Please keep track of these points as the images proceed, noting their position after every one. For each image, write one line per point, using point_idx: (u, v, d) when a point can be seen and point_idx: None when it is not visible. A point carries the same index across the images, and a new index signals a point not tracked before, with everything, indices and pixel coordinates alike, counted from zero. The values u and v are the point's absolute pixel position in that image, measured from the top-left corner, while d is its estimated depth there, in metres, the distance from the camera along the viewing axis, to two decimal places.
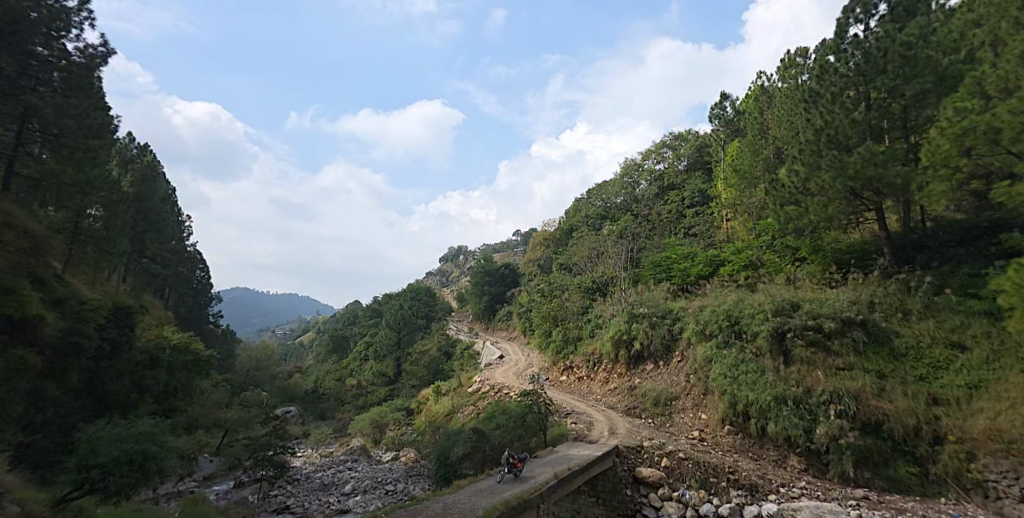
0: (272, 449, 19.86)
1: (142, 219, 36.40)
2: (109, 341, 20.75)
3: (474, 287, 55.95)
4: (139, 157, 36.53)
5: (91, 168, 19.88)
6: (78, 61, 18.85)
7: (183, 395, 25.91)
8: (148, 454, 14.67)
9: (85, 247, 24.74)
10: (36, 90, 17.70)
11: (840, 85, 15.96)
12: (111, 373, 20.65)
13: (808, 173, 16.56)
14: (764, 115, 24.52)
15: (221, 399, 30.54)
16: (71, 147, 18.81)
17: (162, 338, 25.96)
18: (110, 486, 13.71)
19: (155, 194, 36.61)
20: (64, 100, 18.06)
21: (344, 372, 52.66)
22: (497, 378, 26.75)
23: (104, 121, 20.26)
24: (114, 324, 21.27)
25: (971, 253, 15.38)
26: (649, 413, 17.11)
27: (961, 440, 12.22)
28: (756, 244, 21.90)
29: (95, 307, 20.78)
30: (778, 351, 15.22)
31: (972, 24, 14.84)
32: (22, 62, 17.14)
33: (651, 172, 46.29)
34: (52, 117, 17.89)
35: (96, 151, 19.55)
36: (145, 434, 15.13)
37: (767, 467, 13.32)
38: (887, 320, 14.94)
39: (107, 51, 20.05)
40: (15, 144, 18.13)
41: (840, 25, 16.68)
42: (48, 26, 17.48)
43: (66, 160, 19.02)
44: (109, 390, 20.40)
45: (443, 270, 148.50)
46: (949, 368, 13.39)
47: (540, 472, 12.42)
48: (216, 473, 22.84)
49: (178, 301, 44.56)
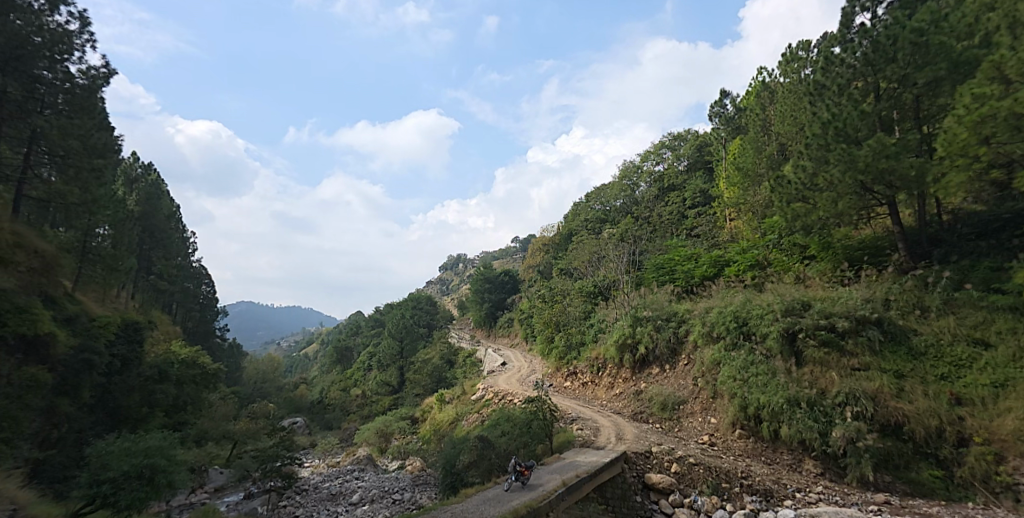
0: (281, 460, 19.16)
1: (147, 237, 35.98)
2: (120, 357, 20.06)
3: (474, 294, 55.58)
4: (145, 176, 36.57)
5: (95, 187, 20.29)
6: (81, 83, 19.12)
7: (192, 408, 24.90)
8: (158, 467, 14.03)
9: (95, 266, 24.23)
10: (42, 114, 18.19)
11: (848, 76, 15.75)
12: (123, 388, 19.79)
13: (817, 167, 16.16)
14: (766, 111, 24.15)
15: (227, 411, 30.53)
16: (77, 167, 19.25)
17: (170, 353, 25.07)
18: (121, 501, 13.09)
19: (160, 212, 36.09)
20: (68, 121, 18.51)
21: (349, 382, 52.95)
22: (500, 385, 26.35)
23: (107, 140, 20.56)
24: (123, 340, 20.56)
25: (992, 246, 14.94)
26: (656, 418, 16.63)
27: (988, 441, 11.77)
28: (761, 243, 21.52)
29: (105, 323, 20.53)
30: (790, 353, 14.77)
31: (986, 8, 14.32)
32: (29, 87, 17.62)
33: (650, 173, 46.03)
34: (57, 139, 18.38)
35: (101, 171, 20.10)
36: (153, 448, 14.46)
37: (782, 471, 12.82)
38: (903, 318, 14.52)
39: (107, 72, 20.47)
40: (23, 168, 18.61)
41: (845, 14, 16.39)
42: (51, 49, 17.79)
43: (72, 181, 19.35)
44: (121, 405, 19.57)
45: (443, 277, 148.53)
46: (973, 367, 12.93)
47: (548, 479, 11.93)
48: (226, 485, 22.28)
49: (186, 317, 44.06)
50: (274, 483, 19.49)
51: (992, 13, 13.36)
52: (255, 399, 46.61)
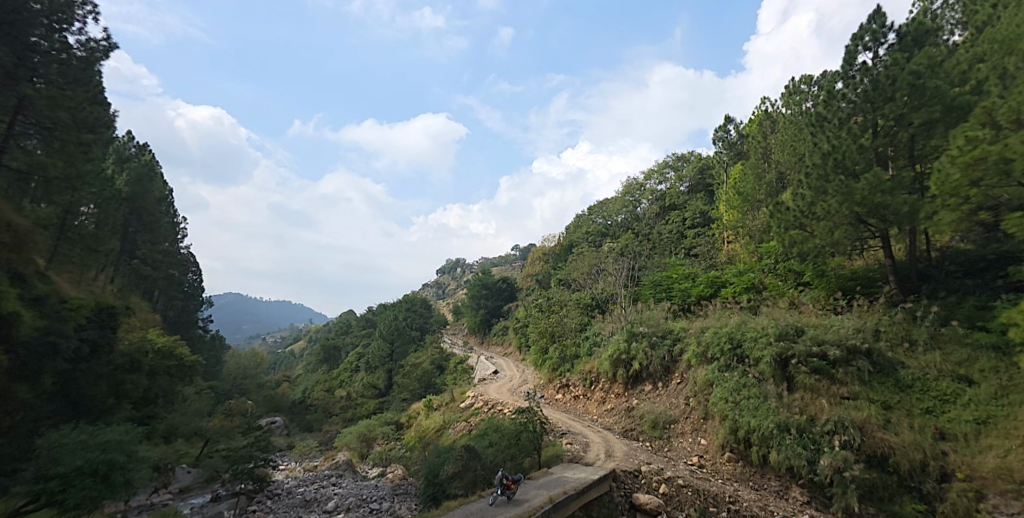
0: (252, 462, 19.24)
1: (133, 219, 35.97)
2: (89, 343, 19.88)
3: (470, 300, 55.43)
4: (138, 156, 36.36)
5: (82, 161, 19.01)
6: (79, 55, 17.92)
7: (162, 401, 24.93)
8: (114, 465, 14.62)
9: (73, 246, 23.73)
10: (34, 83, 16.90)
11: (848, 111, 16.14)
12: (88, 377, 19.66)
13: (816, 197, 16.46)
14: (767, 139, 24.74)
15: (200, 407, 30.39)
16: (64, 140, 17.89)
17: (146, 340, 25.09)
18: (69, 500, 13.60)
19: (148, 196, 35.84)
20: (59, 92, 17.17)
21: (334, 382, 52.70)
22: (491, 394, 26.40)
23: (103, 116, 19.19)
24: (94, 325, 20.41)
25: (978, 285, 15.28)
26: (646, 436, 16.69)
27: (969, 478, 11.86)
28: (758, 266, 21.75)
29: (76, 306, 20.01)
30: (781, 378, 14.85)
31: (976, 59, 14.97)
32: (21, 54, 16.29)
33: (652, 192, 46.35)
34: (45, 110, 17.02)
35: (89, 146, 18.70)
36: (110, 444, 15.27)
37: (769, 498, 12.82)
38: (892, 350, 14.67)
39: (111, 45, 19.03)
40: (5, 136, 16.93)
41: (848, 51, 16.73)
42: (49, 17, 16.76)
43: (57, 153, 18.15)
44: (84, 395, 19.58)
45: (441, 282, 148.70)
46: (957, 402, 13.10)
47: (534, 495, 11.99)
48: (191, 486, 22.27)
49: (168, 305, 43.96)
50: (244, 486, 19.58)
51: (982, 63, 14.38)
52: (233, 397, 46.32)
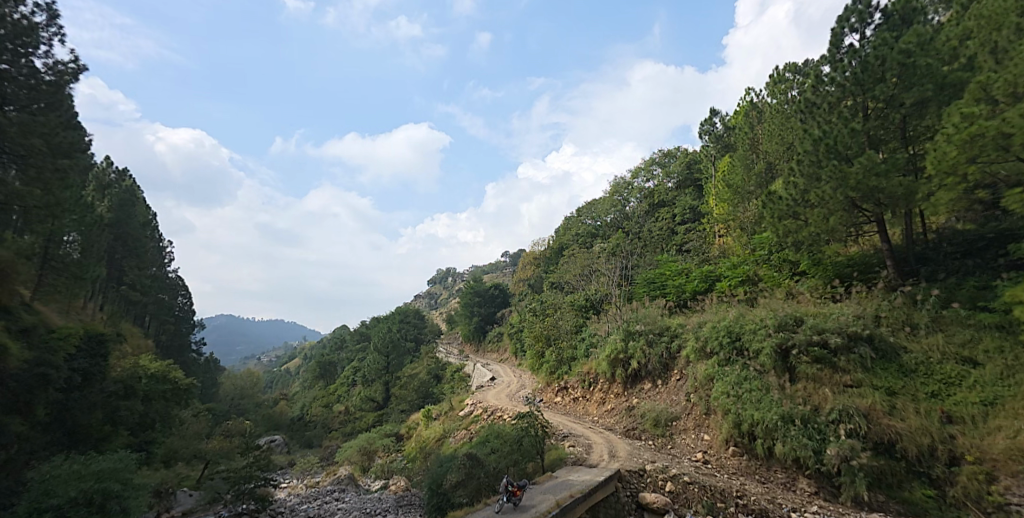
0: (254, 482, 18.70)
1: (119, 245, 34.90)
2: (80, 372, 19.25)
3: (463, 308, 54.78)
4: (119, 182, 35.20)
5: (60, 190, 17.58)
6: (48, 79, 16.83)
7: (161, 427, 24.38)
8: (110, 493, 14.32)
9: (59, 274, 23.44)
10: (4, 111, 15.82)
11: (838, 95, 16.15)
12: (82, 405, 19.04)
13: (808, 184, 16.44)
14: (754, 131, 24.98)
15: (199, 430, 30.07)
16: (39, 167, 16.44)
17: (138, 367, 24.43)
18: None
19: (133, 220, 34.88)
20: (31, 118, 16.05)
21: (331, 397, 51.90)
22: (490, 400, 26.06)
23: (77, 140, 18.10)
24: (84, 354, 19.67)
25: (978, 265, 15.31)
26: (648, 434, 16.53)
27: (979, 460, 11.81)
28: (752, 258, 21.66)
29: (65, 335, 19.37)
30: (782, 368, 14.72)
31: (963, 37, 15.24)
32: None
33: (640, 190, 46.43)
34: (17, 136, 15.72)
35: (66, 172, 17.33)
36: (106, 472, 14.80)
37: (776, 490, 12.67)
38: (894, 335, 14.63)
39: (79, 70, 18.06)
40: None
41: (834, 34, 16.80)
42: (13, 42, 15.77)
43: (34, 182, 16.50)
44: (80, 424, 18.89)
45: (431, 292, 148.02)
46: (962, 385, 13.08)
47: (541, 500, 11.72)
48: (195, 508, 20.97)
49: (160, 330, 43.49)
50: (247, 506, 19.09)
51: (970, 40, 14.64)
52: (230, 418, 45.57)
